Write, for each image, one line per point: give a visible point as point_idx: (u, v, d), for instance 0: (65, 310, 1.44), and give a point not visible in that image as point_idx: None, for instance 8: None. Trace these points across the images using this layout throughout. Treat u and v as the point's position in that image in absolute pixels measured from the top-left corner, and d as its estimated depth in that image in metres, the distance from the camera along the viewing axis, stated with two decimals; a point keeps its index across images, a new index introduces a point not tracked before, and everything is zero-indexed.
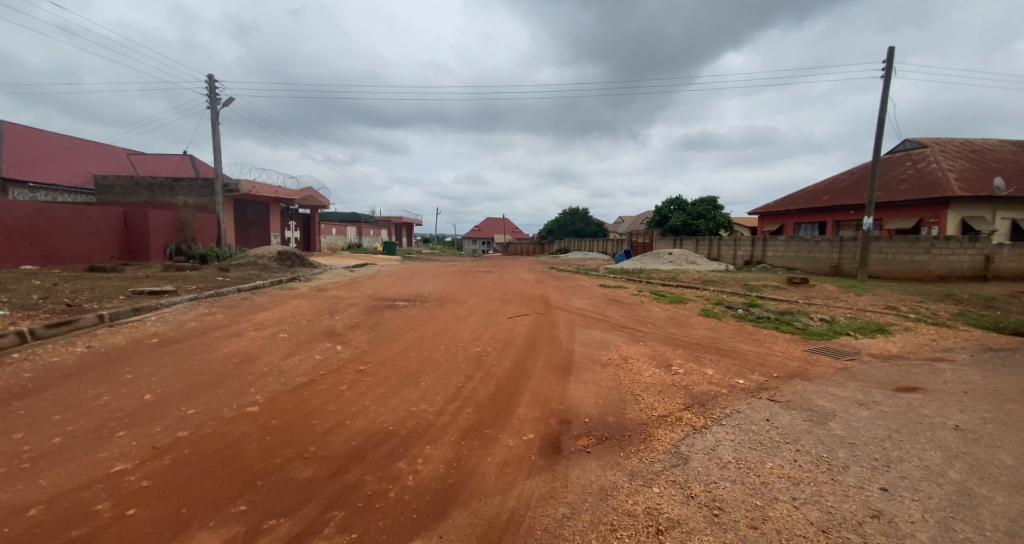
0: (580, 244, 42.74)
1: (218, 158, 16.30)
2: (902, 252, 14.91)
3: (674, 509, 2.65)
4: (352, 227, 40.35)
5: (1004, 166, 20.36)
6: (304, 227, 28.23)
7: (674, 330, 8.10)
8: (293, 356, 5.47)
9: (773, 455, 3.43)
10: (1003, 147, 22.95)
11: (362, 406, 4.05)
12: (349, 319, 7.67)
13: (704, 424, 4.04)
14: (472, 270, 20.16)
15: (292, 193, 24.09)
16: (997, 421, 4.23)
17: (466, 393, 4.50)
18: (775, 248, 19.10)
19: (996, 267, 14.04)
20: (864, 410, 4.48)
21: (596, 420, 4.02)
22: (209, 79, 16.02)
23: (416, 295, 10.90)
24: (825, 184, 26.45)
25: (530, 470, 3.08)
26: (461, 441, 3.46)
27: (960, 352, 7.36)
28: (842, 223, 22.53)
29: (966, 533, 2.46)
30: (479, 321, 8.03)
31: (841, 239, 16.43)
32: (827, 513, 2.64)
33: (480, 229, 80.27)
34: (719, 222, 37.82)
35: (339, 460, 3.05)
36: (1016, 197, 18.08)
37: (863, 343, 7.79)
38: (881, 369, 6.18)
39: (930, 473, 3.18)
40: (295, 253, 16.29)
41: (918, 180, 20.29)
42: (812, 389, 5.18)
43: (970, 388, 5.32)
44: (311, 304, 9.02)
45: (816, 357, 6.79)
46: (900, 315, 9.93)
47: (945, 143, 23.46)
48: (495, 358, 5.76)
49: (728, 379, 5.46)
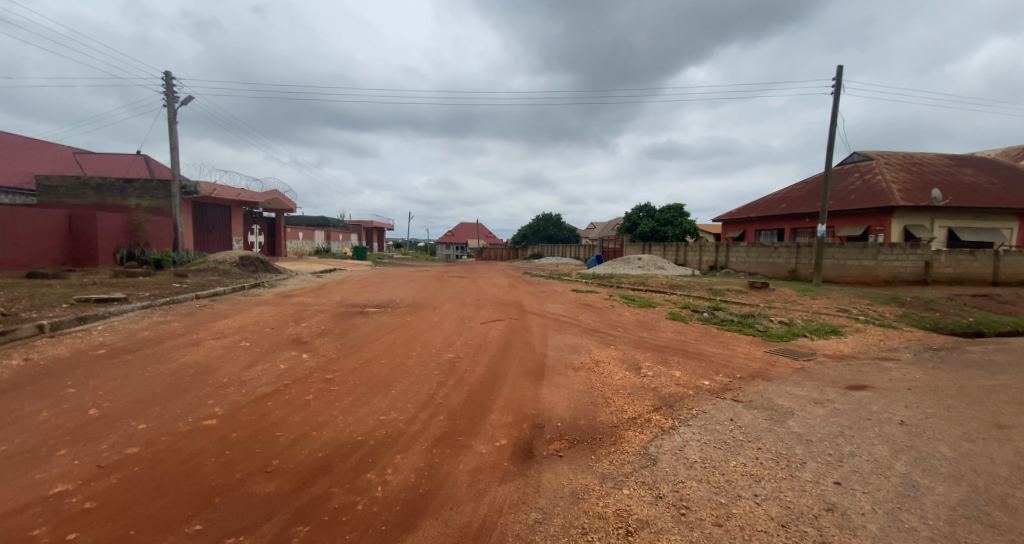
0: (553, 250, 43.18)
1: (175, 158, 15.54)
2: (852, 258, 15.81)
3: (643, 510, 2.70)
4: (321, 232, 39.36)
5: (941, 179, 21.98)
6: (269, 231, 27.30)
7: (643, 334, 8.28)
8: (255, 366, 5.25)
9: (736, 454, 3.55)
10: (939, 160, 24.81)
11: (328, 416, 3.92)
12: (317, 327, 7.43)
13: (672, 424, 4.15)
14: (444, 275, 20.03)
15: (256, 196, 23.26)
16: (937, 416, 4.54)
17: (438, 400, 4.44)
18: (737, 253, 19.91)
19: (935, 272, 15.11)
20: (819, 408, 4.72)
21: (567, 424, 4.06)
22: (166, 75, 15.26)
23: (387, 300, 10.72)
24: (783, 193, 27.78)
25: (502, 477, 3.07)
26: (433, 449, 3.41)
27: (905, 351, 7.87)
28: (799, 230, 23.70)
29: (911, 522, 2.62)
30: (452, 327, 7.99)
31: (797, 246, 17.27)
32: (786, 507, 2.76)
33: (454, 235, 79.84)
34: (685, 228, 39.10)
35: (304, 473, 2.96)
36: (952, 207, 19.53)
37: (818, 344, 8.21)
38: (834, 369, 6.52)
39: (878, 466, 3.38)
40: (259, 259, 15.71)
41: (866, 190, 21.61)
42: (772, 389, 5.42)
43: (913, 385, 5.68)
44: (275, 311, 8.70)
45: (775, 358, 7.10)
46: (851, 317, 10.50)
47: (889, 156, 25.14)
48: (468, 364, 5.73)
49: (694, 380, 5.64)
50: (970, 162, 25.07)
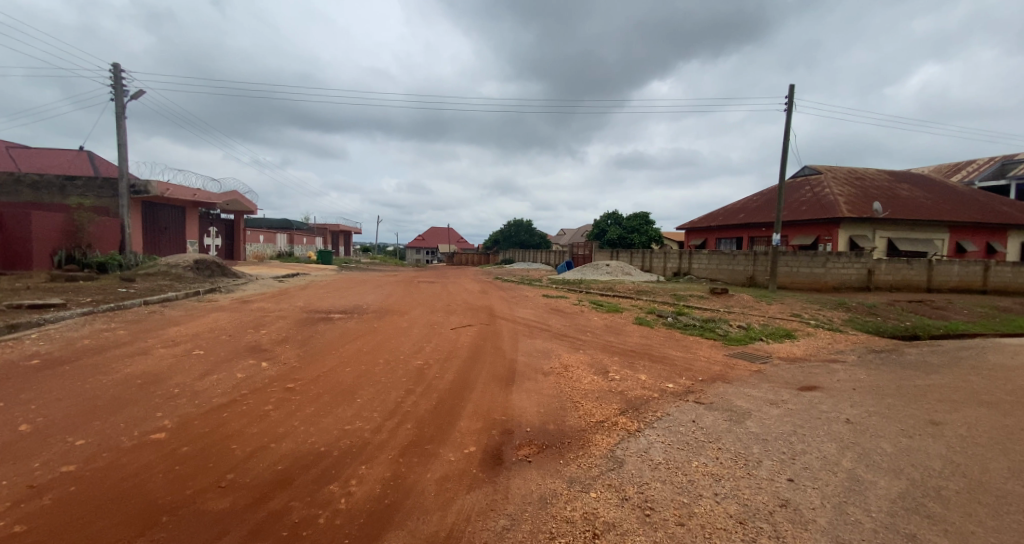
0: (524, 255, 43.45)
1: (122, 155, 14.63)
2: (804, 266, 16.67)
3: (609, 513, 2.75)
4: (283, 235, 37.97)
5: (881, 193, 23.66)
6: (226, 234, 26.09)
7: (610, 338, 8.43)
8: (209, 375, 4.98)
9: (697, 454, 3.67)
10: (880, 176, 26.72)
11: (289, 427, 3.77)
12: (277, 334, 7.14)
13: (638, 427, 4.24)
14: (413, 280, 19.72)
15: (212, 197, 22.19)
16: (878, 414, 4.86)
17: (406, 408, 4.37)
18: (699, 260, 20.66)
19: (877, 279, 16.22)
20: (774, 408, 4.96)
21: (536, 429, 4.08)
22: (114, 67, 14.39)
23: (353, 306, 10.44)
24: (741, 203, 29.09)
25: (471, 484, 3.04)
26: (399, 458, 3.35)
27: (850, 353, 8.39)
28: (756, 239, 24.87)
29: (856, 515, 2.79)
30: (421, 333, 7.87)
31: (755, 254, 18.10)
32: (744, 505, 2.87)
33: (424, 239, 78.95)
34: (651, 236, 40.28)
35: (262, 487, 2.83)
36: (891, 219, 21.04)
37: (773, 347, 8.64)
38: (788, 371, 6.84)
39: (827, 463, 3.58)
40: (215, 262, 14.98)
41: (816, 202, 22.95)
42: (731, 391, 5.64)
43: (857, 385, 6.06)
44: (233, 317, 8.30)
45: (734, 361, 7.40)
46: (803, 321, 11.10)
47: (836, 171, 26.82)
48: (437, 371, 5.64)
49: (659, 384, 5.79)
50: (906, 178, 27.14)
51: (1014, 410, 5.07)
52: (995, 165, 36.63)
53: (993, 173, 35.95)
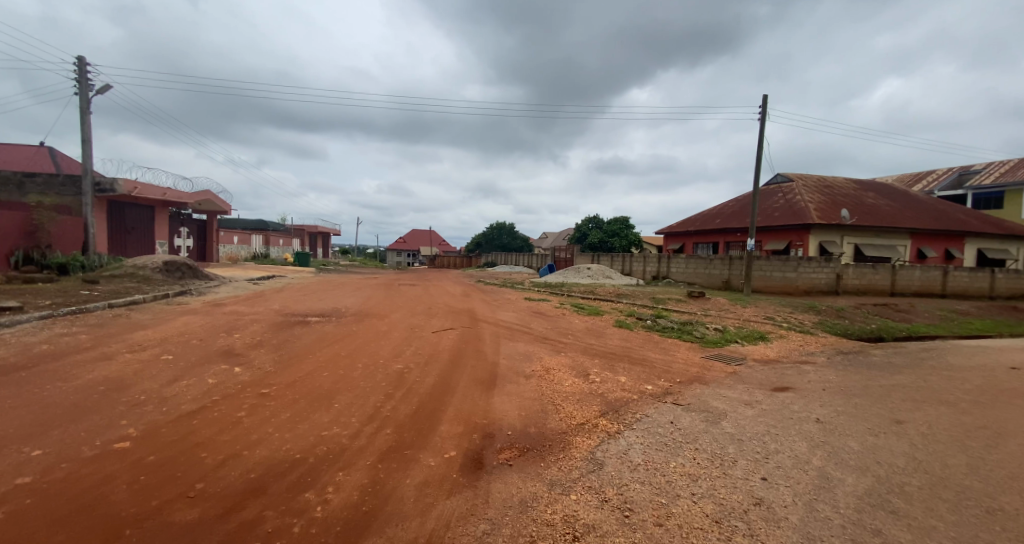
0: (507, 259, 43.51)
1: (87, 151, 14.04)
2: (777, 270, 17.17)
3: (590, 515, 2.76)
4: (259, 236, 37.04)
5: (849, 200, 24.63)
6: (198, 235, 25.27)
7: (591, 341, 8.50)
8: (178, 381, 4.81)
9: (675, 455, 3.73)
10: (847, 184, 27.80)
11: (263, 433, 3.67)
12: (252, 338, 6.93)
13: (617, 429, 4.29)
14: (394, 283, 19.48)
15: (183, 196, 21.47)
16: (846, 413, 5.04)
17: (385, 413, 4.30)
18: (677, 264, 21.06)
19: (845, 284, 16.84)
20: (748, 409, 5.09)
21: (517, 432, 4.07)
22: (79, 60, 13.83)
23: (331, 309, 10.24)
24: (717, 209, 29.83)
25: (451, 489, 3.01)
26: (378, 464, 3.29)
27: (820, 355, 8.69)
28: (731, 244, 25.51)
29: (826, 512, 2.87)
30: (401, 336, 7.78)
31: (730, 258, 18.56)
32: (720, 504, 2.93)
33: (405, 242, 78.21)
34: (631, 240, 40.89)
35: (233, 496, 2.73)
36: (858, 226, 21.90)
37: (748, 349, 8.87)
38: (762, 372, 7.03)
39: (799, 461, 3.68)
40: (186, 264, 14.48)
41: (788, 208, 23.71)
42: (707, 392, 5.76)
43: (827, 386, 6.28)
44: (205, 321, 8.04)
45: (710, 363, 7.56)
46: (776, 324, 11.44)
47: (806, 179, 27.78)
48: (417, 375, 5.57)
49: (638, 385, 5.87)
50: (872, 187, 28.32)
51: (971, 408, 5.33)
52: (952, 175, 38.63)
53: (951, 183, 37.88)
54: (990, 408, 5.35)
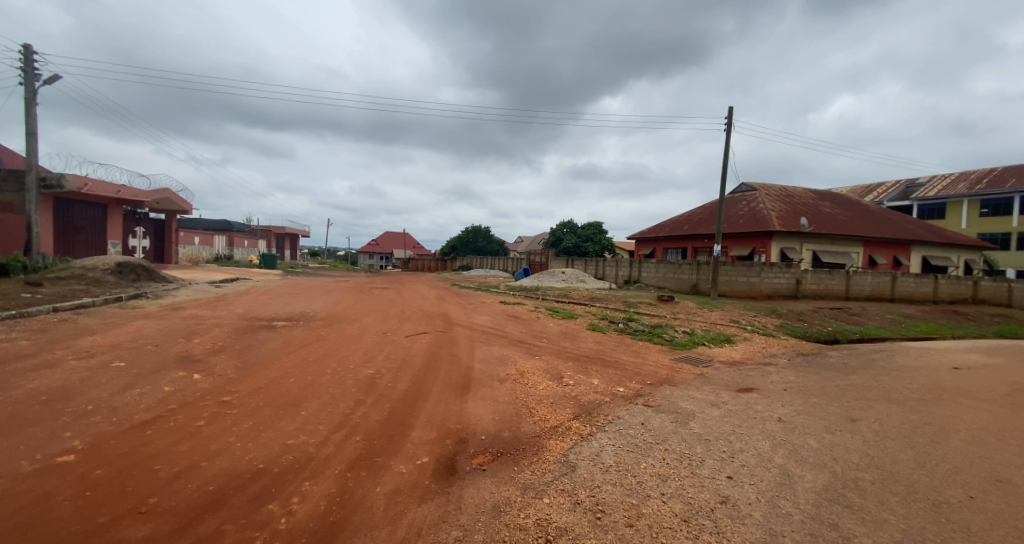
0: (482, 262, 43.43)
1: (32, 145, 13.13)
2: (742, 275, 17.78)
3: (562, 518, 2.77)
4: (222, 237, 35.57)
5: (807, 209, 25.86)
6: (154, 235, 23.99)
7: (565, 344, 8.57)
8: (131, 390, 4.54)
9: (645, 456, 3.79)
10: (806, 194, 29.21)
11: (224, 443, 3.50)
12: (213, 343, 6.63)
13: (590, 431, 4.33)
14: (365, 286, 19.07)
15: (139, 194, 20.35)
16: (805, 412, 5.27)
17: (355, 420, 4.20)
18: (648, 269, 21.53)
19: (804, 288, 17.66)
20: (715, 409, 5.24)
21: (491, 437, 4.04)
22: (25, 49, 12.94)
23: (299, 313, 9.92)
24: (686, 216, 30.73)
25: (422, 496, 2.96)
26: (347, 473, 3.20)
27: (781, 357, 9.07)
28: (699, 249, 26.32)
29: (787, 508, 2.98)
30: (373, 341, 7.62)
31: (698, 263, 19.13)
32: (688, 503, 3.00)
33: (378, 244, 76.91)
34: (604, 245, 41.58)
35: (189, 510, 2.60)
36: (816, 234, 23.02)
37: (715, 351, 9.15)
38: (728, 374, 7.27)
39: (763, 459, 3.82)
40: (141, 266, 13.73)
41: (751, 216, 24.69)
42: (677, 393, 5.90)
43: (788, 386, 6.55)
44: (161, 326, 7.62)
45: (679, 365, 7.75)
46: (741, 327, 11.86)
47: (769, 188, 29.01)
48: (389, 381, 5.47)
49: (610, 388, 5.96)
50: (828, 197, 29.86)
51: (917, 406, 5.68)
52: (900, 188, 41.26)
53: (898, 195, 40.45)
54: (934, 406, 5.71)
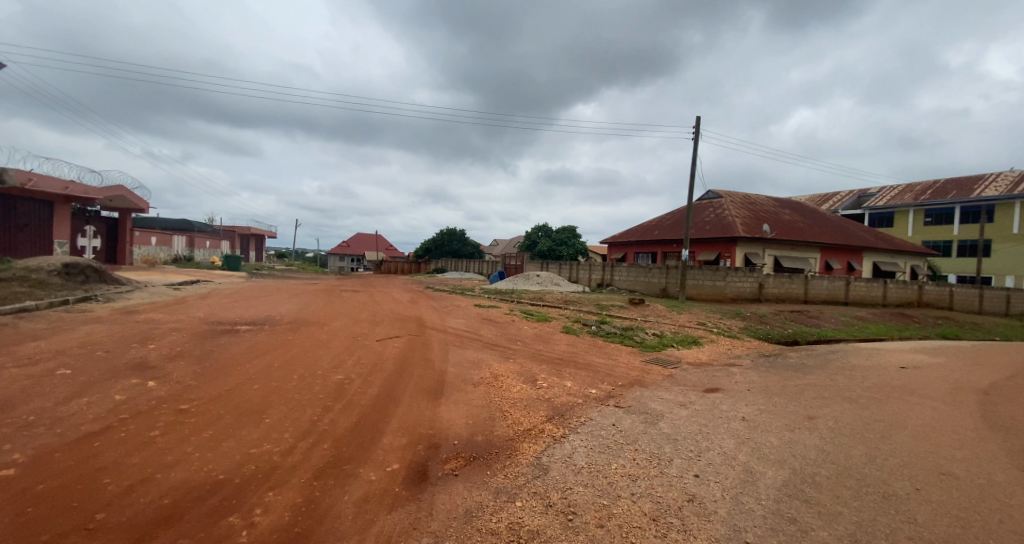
0: (457, 265, 43.21)
1: None
2: (709, 279, 18.36)
3: (534, 521, 2.77)
4: (182, 238, 34.01)
5: (769, 217, 27.00)
6: (106, 234, 22.70)
7: (539, 347, 8.61)
8: (78, 399, 4.26)
9: (617, 457, 3.85)
10: (768, 202, 30.48)
11: (180, 454, 3.33)
12: (169, 349, 6.30)
13: (563, 433, 4.37)
14: (335, 289, 18.60)
15: (89, 191, 19.22)
16: (767, 411, 5.48)
17: (323, 427, 4.08)
18: (620, 272, 21.93)
19: (766, 292, 18.41)
20: (683, 409, 5.39)
21: (464, 441, 4.01)
22: None
23: (264, 317, 9.57)
24: (656, 221, 31.51)
25: (392, 504, 2.90)
26: (314, 482, 3.10)
27: (746, 358, 9.42)
28: (669, 254, 27.03)
29: (750, 504, 3.09)
30: (343, 345, 7.45)
31: (668, 267, 19.63)
32: (657, 502, 3.06)
33: (349, 247, 75.31)
34: (578, 249, 42.16)
35: (141, 526, 2.45)
36: (777, 239, 24.05)
37: (683, 353, 9.40)
38: (696, 375, 7.49)
39: (727, 457, 3.95)
40: (90, 267, 12.94)
41: (718, 222, 25.56)
42: (647, 394, 6.03)
43: (751, 386, 6.80)
44: (113, 331, 7.20)
45: (650, 366, 7.93)
46: (708, 329, 12.24)
47: (733, 195, 30.12)
48: (359, 386, 5.34)
49: (583, 390, 6.03)
50: (789, 204, 31.26)
51: (868, 403, 6.01)
52: (853, 197, 43.66)
53: (852, 204, 42.83)
54: (884, 403, 6.05)
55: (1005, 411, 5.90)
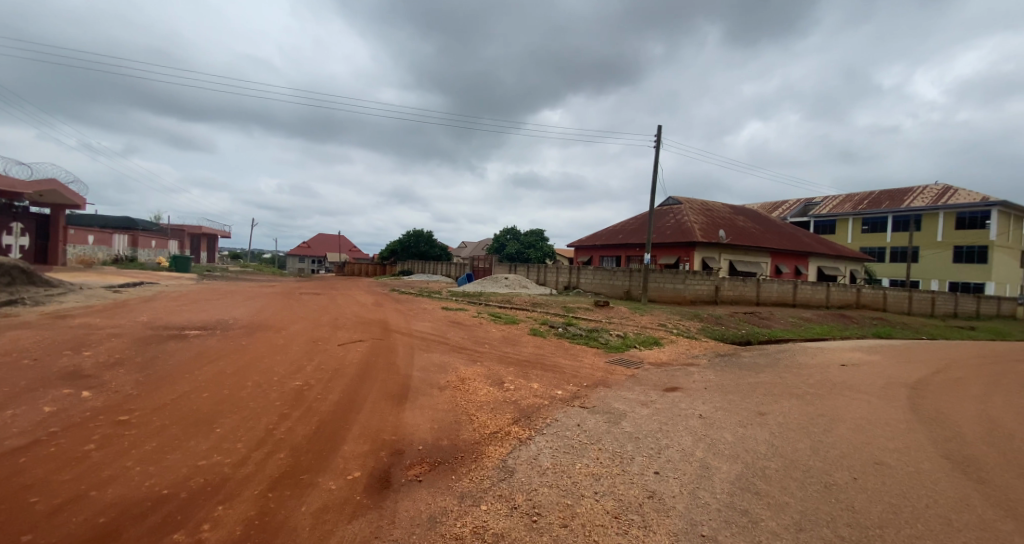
0: (424, 267, 42.62)
1: None
2: (669, 282, 18.99)
3: (499, 524, 2.76)
4: (124, 237, 31.71)
5: (725, 223, 28.28)
6: (35, 232, 20.87)
7: (506, 349, 8.62)
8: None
9: (581, 456, 3.91)
10: (723, 208, 31.95)
11: (119, 469, 3.10)
12: (108, 356, 5.84)
13: (528, 435, 4.39)
14: (294, 291, 17.88)
15: (16, 185, 17.64)
16: (723, 408, 5.72)
17: (279, 436, 3.91)
18: (586, 275, 22.32)
19: (722, 294, 19.26)
20: (645, 408, 5.54)
21: (428, 446, 3.95)
22: None
23: (216, 321, 9.07)
24: (620, 226, 32.30)
25: (353, 513, 2.82)
26: (268, 493, 2.97)
27: (703, 357, 9.81)
28: (632, 257, 27.77)
29: (706, 498, 3.21)
30: (303, 350, 7.17)
31: (631, 270, 20.17)
32: (619, 500, 3.13)
33: (310, 248, 72.73)
34: (545, 252, 42.62)
35: None
36: (732, 245, 25.22)
37: (645, 353, 9.68)
38: (657, 374, 7.74)
39: (685, 454, 4.09)
40: (16, 267, 11.81)
41: (677, 227, 26.52)
42: (611, 394, 6.16)
43: (708, 385, 7.09)
44: (41, 337, 6.58)
45: (614, 367, 8.11)
46: (668, 330, 12.66)
47: (692, 202, 31.36)
48: (319, 392, 5.15)
49: (549, 391, 6.09)
50: (742, 211, 32.88)
51: (813, 399, 6.39)
52: (800, 206, 46.48)
53: (799, 211, 45.58)
54: (827, 398, 6.47)
55: (930, 404, 6.45)
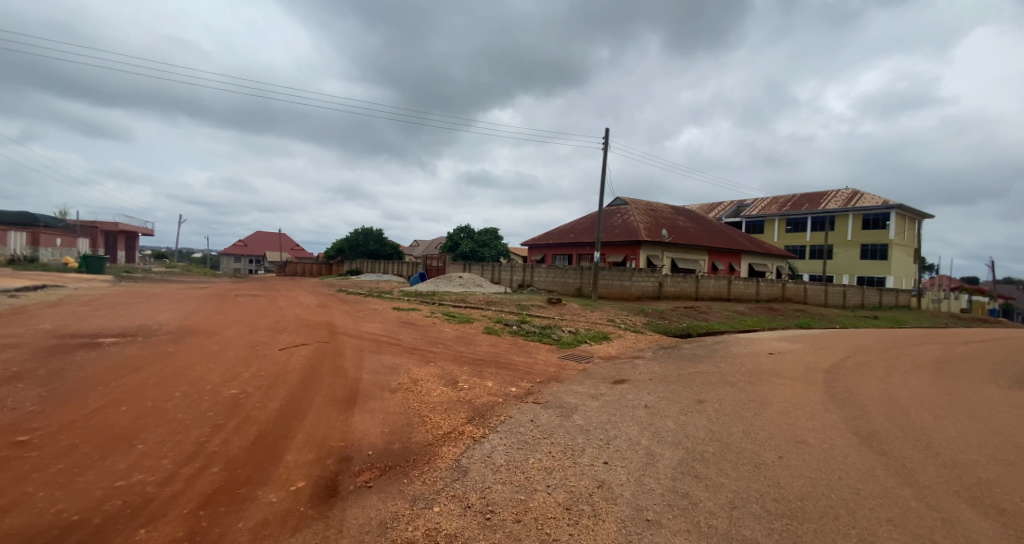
0: (373, 267, 41.36)
1: None
2: (618, 279, 19.65)
3: (451, 524, 2.73)
4: (21, 235, 28.11)
5: (667, 223, 29.68)
6: None
7: (460, 349, 8.54)
8: None
9: (533, 451, 3.96)
10: (665, 209, 33.64)
11: (18, 495, 2.75)
12: (2, 370, 5.14)
13: (482, 433, 4.38)
14: (228, 293, 16.62)
15: None
16: (667, 398, 6.02)
17: (212, 448, 3.64)
18: (538, 273, 22.59)
19: (664, 290, 20.25)
20: (595, 401, 5.71)
21: (379, 451, 3.85)
22: None
23: (137, 328, 8.24)
24: (570, 225, 33.01)
25: (296, 525, 2.68)
26: (200, 511, 2.76)
27: (648, 350, 10.30)
28: (582, 256, 28.50)
29: (653, 485, 3.35)
30: (240, 356, 6.72)
31: (582, 268, 20.65)
32: (570, 492, 3.20)
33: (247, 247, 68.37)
34: (498, 250, 42.74)
35: None
36: (674, 243, 26.56)
37: (595, 348, 10.00)
38: (606, 368, 8.01)
39: (632, 443, 4.27)
40: None
41: (624, 227, 27.53)
42: (563, 389, 6.30)
43: (653, 376, 7.46)
44: None
45: (565, 362, 8.32)
46: (616, 325, 13.14)
47: (637, 203, 32.67)
48: (258, 401, 4.85)
49: (503, 388, 6.12)
50: (683, 212, 34.72)
51: (745, 386, 6.90)
52: (733, 207, 49.87)
53: (732, 212, 48.90)
54: (757, 385, 7.00)
55: (844, 386, 7.17)
